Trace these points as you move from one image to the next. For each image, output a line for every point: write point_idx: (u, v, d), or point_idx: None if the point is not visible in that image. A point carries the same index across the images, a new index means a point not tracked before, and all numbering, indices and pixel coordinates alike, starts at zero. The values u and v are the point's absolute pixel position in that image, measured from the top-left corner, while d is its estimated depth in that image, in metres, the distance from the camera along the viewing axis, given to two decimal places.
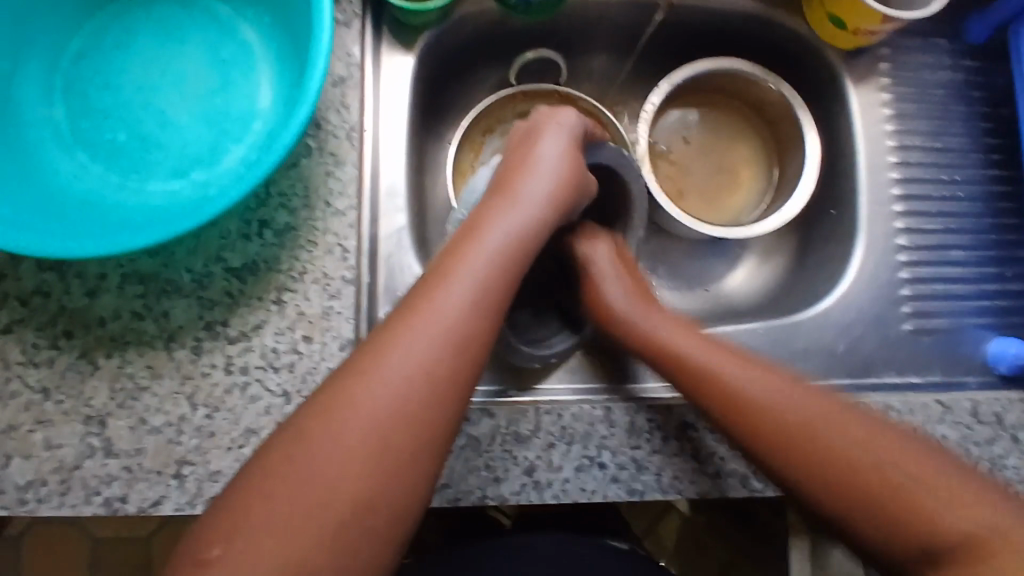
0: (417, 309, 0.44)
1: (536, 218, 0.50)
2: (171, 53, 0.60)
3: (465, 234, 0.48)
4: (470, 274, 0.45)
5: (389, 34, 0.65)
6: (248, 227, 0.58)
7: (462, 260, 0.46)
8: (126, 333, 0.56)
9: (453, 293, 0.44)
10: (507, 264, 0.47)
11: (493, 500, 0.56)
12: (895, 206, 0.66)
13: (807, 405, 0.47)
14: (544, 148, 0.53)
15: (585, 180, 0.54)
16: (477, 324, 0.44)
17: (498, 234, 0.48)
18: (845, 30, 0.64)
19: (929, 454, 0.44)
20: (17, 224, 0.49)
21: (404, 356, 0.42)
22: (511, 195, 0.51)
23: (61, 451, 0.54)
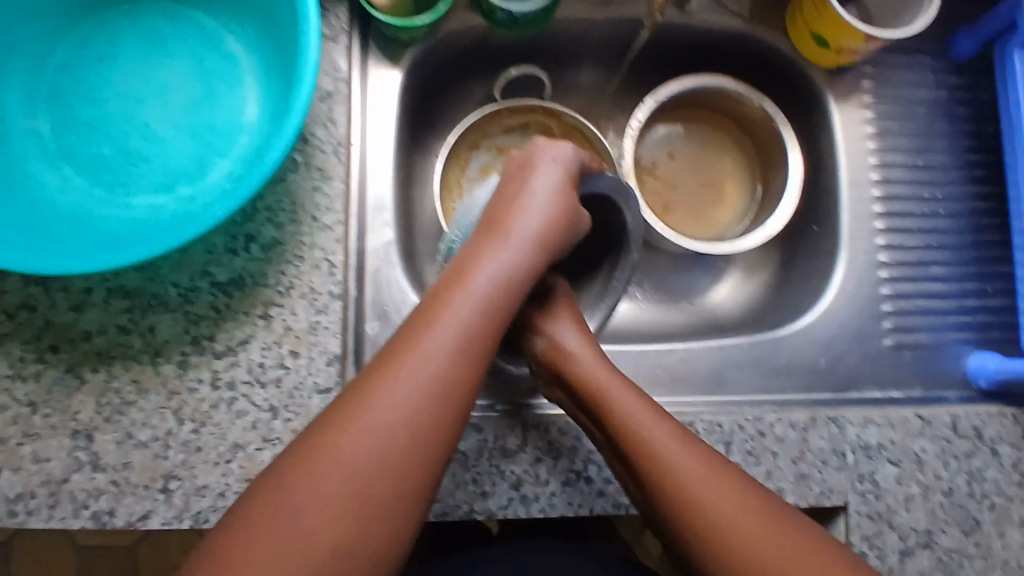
0: (402, 352, 0.45)
1: (525, 258, 0.50)
2: (159, 67, 0.61)
3: (452, 274, 0.49)
4: (454, 319, 0.46)
5: (378, 49, 0.65)
6: (235, 242, 0.58)
7: (448, 303, 0.47)
8: (113, 348, 0.56)
9: (439, 337, 0.45)
10: (494, 303, 0.48)
11: (480, 514, 0.57)
12: (877, 223, 0.67)
13: (739, 515, 0.48)
14: (537, 187, 0.52)
15: (580, 219, 0.53)
16: (461, 369, 0.45)
17: (485, 274, 0.48)
18: (830, 48, 0.65)
19: (792, 530, 0.48)
20: (7, 243, 0.50)
21: (387, 403, 0.43)
22: (500, 234, 0.51)
23: (48, 465, 0.54)
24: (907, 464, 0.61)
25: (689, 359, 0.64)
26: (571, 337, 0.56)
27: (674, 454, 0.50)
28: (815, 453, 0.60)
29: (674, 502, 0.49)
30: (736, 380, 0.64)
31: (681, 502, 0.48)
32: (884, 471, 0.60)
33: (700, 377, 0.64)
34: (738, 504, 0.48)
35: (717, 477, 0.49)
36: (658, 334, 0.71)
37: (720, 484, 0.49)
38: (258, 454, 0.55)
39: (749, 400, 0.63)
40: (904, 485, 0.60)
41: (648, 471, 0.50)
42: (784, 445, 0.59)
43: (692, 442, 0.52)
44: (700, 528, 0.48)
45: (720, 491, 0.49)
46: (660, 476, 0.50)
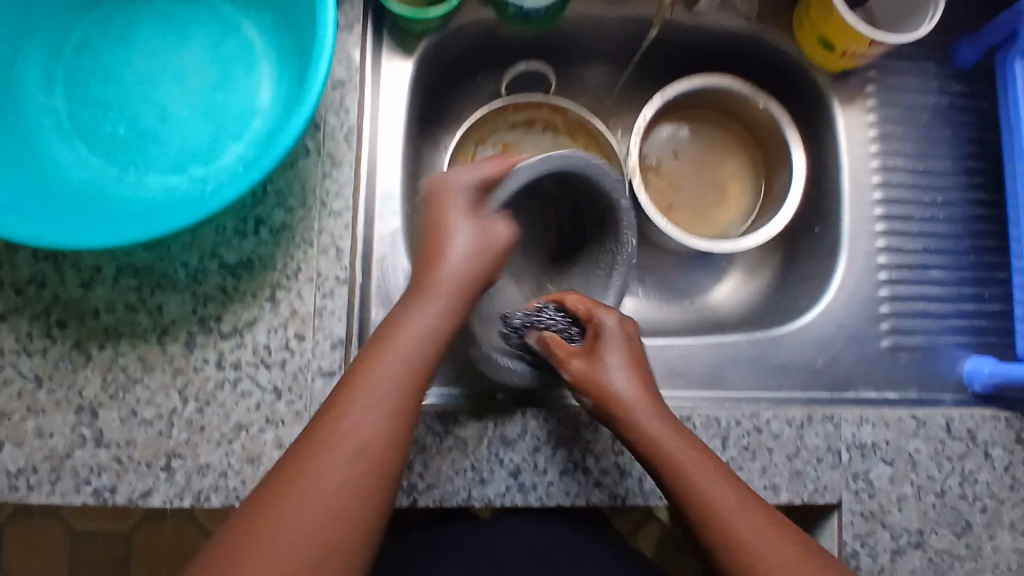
0: (342, 411, 0.45)
1: (450, 309, 0.50)
2: (174, 49, 0.61)
3: (388, 326, 0.49)
4: (394, 364, 0.47)
5: (391, 40, 0.66)
6: (245, 225, 0.58)
7: (383, 363, 0.47)
8: (120, 325, 0.57)
9: (378, 395, 0.46)
10: (426, 361, 0.48)
11: (477, 501, 0.58)
12: (878, 226, 0.68)
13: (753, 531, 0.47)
14: (461, 230, 0.52)
15: (495, 232, 0.52)
16: (402, 409, 0.46)
17: (417, 330, 0.49)
18: (836, 52, 0.66)
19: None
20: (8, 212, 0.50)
21: (342, 445, 0.44)
22: (429, 285, 0.50)
23: (51, 440, 0.55)
24: (901, 464, 0.62)
25: (688, 354, 0.64)
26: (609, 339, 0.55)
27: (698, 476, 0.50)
28: (810, 451, 0.61)
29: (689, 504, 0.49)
30: (735, 376, 0.65)
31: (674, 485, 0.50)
32: (878, 471, 0.61)
33: (701, 372, 0.64)
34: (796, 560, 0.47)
35: (749, 507, 0.49)
36: (659, 331, 0.72)
37: (750, 513, 0.48)
38: (260, 435, 0.56)
39: (746, 397, 0.64)
40: (897, 485, 0.62)
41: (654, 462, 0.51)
42: (780, 441, 0.60)
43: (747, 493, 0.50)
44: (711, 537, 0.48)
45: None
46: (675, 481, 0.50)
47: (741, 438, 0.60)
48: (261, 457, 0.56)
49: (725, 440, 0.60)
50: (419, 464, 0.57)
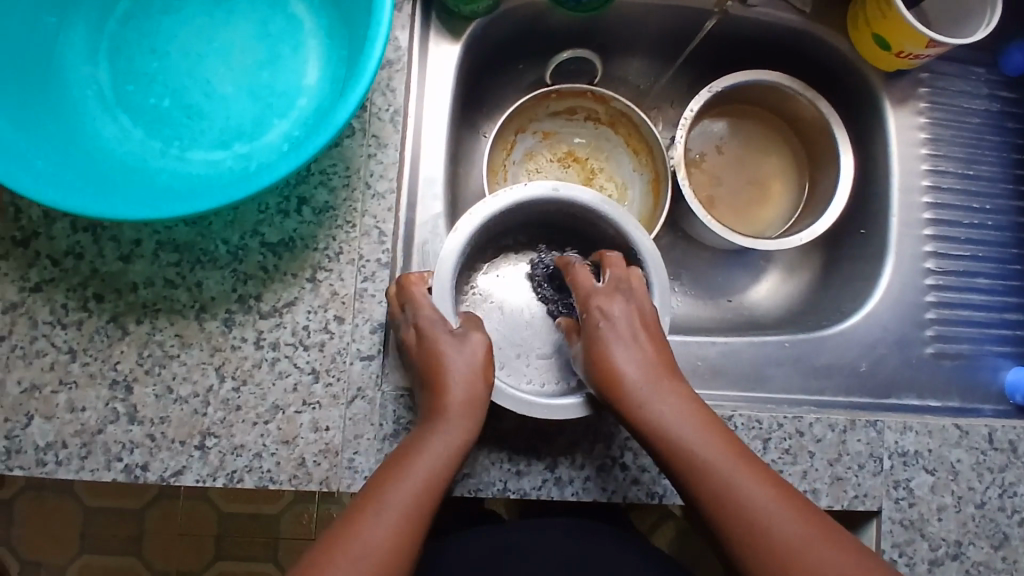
0: (343, 535, 0.46)
1: (468, 429, 0.51)
2: (221, 23, 0.60)
3: (393, 462, 0.50)
4: (406, 488, 0.48)
5: (438, 21, 0.65)
6: (287, 204, 0.57)
7: (387, 490, 0.48)
8: (158, 301, 0.56)
9: (380, 521, 0.46)
10: (428, 493, 0.48)
11: (513, 493, 0.57)
12: (926, 229, 0.67)
13: (772, 507, 0.46)
14: (453, 358, 0.53)
15: (473, 340, 0.54)
16: (412, 526, 0.47)
17: (424, 463, 0.49)
18: (891, 51, 0.64)
19: (879, 571, 0.44)
20: (49, 181, 0.49)
21: (347, 567, 0.44)
22: (438, 413, 0.51)
23: (83, 415, 0.54)
24: (942, 473, 0.61)
25: (731, 352, 0.64)
26: (618, 330, 0.53)
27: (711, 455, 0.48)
28: (852, 456, 0.60)
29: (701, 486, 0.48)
30: (775, 377, 0.64)
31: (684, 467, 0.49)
32: (919, 479, 0.60)
33: (739, 374, 0.63)
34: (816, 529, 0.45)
35: (767, 484, 0.48)
36: (697, 329, 0.71)
37: (767, 490, 0.47)
38: (297, 417, 0.55)
39: (786, 399, 0.63)
40: (938, 495, 0.60)
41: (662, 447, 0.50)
42: (821, 445, 0.59)
43: (767, 472, 0.49)
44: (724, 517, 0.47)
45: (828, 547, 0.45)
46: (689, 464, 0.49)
47: (782, 440, 0.59)
48: (296, 439, 0.55)
49: (766, 442, 0.59)
50: None
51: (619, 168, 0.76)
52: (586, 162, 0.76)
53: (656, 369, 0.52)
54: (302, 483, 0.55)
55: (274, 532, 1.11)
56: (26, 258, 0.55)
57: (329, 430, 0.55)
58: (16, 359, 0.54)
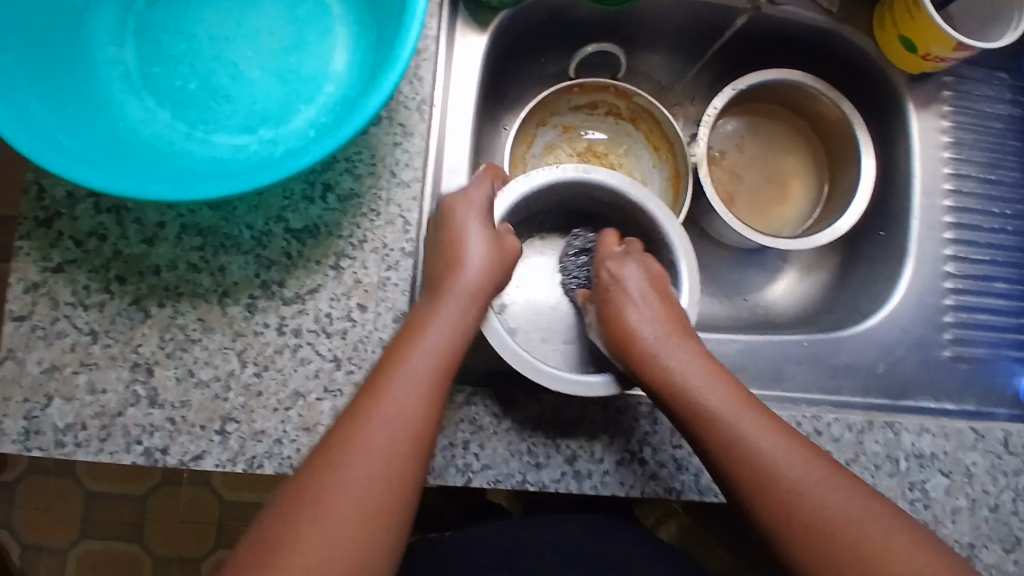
0: (357, 417, 0.48)
1: (470, 313, 0.52)
2: (250, 7, 0.60)
3: (408, 331, 0.51)
4: (420, 360, 0.49)
5: (465, 11, 0.64)
6: (312, 190, 0.57)
7: (400, 364, 0.49)
8: (181, 284, 0.55)
9: (392, 403, 0.48)
10: (441, 364, 0.50)
11: (532, 485, 0.57)
12: (946, 232, 0.67)
13: (794, 468, 0.48)
14: (473, 243, 0.53)
15: (507, 244, 0.55)
16: (425, 407, 0.49)
17: (438, 329, 0.51)
18: (917, 54, 0.64)
19: (890, 519, 0.47)
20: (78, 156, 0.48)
21: (366, 455, 0.46)
22: (448, 291, 0.52)
23: (104, 397, 0.54)
24: (957, 476, 0.61)
25: (749, 351, 0.64)
26: (633, 288, 0.55)
27: (734, 419, 0.50)
28: (869, 457, 0.60)
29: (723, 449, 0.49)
30: (793, 377, 0.64)
31: (706, 429, 0.50)
32: (935, 481, 0.60)
33: (763, 370, 0.64)
34: (832, 488, 0.48)
35: (787, 443, 0.49)
36: (715, 327, 0.71)
37: (787, 449, 0.49)
38: (318, 404, 0.55)
39: (804, 399, 0.63)
40: (952, 497, 0.61)
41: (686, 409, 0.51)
42: (838, 445, 0.60)
43: (786, 430, 0.51)
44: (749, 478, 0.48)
45: (846, 502, 0.47)
46: (713, 430, 0.50)
47: None
48: (316, 427, 0.55)
49: None
50: (475, 444, 0.56)
51: (639, 165, 0.75)
52: (605, 157, 0.76)
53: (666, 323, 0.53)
54: None
55: None
56: (48, 239, 0.55)
57: None
58: (36, 340, 0.54)
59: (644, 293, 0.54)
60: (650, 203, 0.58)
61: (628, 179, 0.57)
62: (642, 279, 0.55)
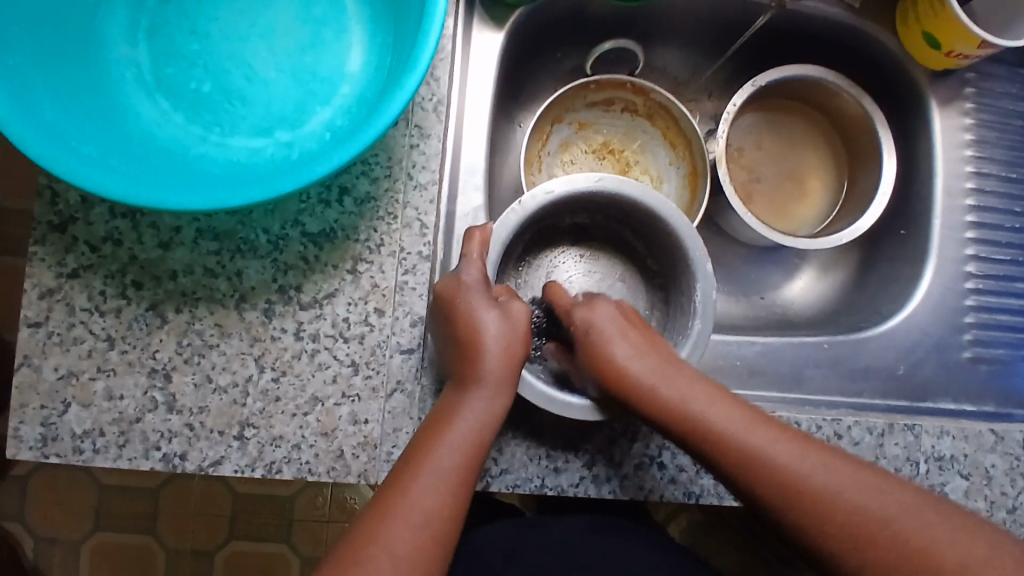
0: (390, 502, 0.48)
1: (499, 398, 0.51)
2: (263, 5, 0.59)
3: (433, 425, 0.51)
4: (450, 448, 0.49)
5: (481, 8, 0.63)
6: (328, 193, 0.56)
7: (427, 457, 0.49)
8: (198, 289, 0.55)
9: (424, 493, 0.48)
10: (471, 455, 0.50)
11: (551, 490, 0.57)
12: (968, 232, 0.66)
13: (772, 447, 0.49)
14: (490, 323, 0.52)
15: (513, 310, 0.54)
16: (457, 490, 0.49)
17: (465, 424, 0.50)
18: (941, 51, 0.63)
19: (874, 483, 0.48)
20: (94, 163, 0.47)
21: (402, 532, 0.47)
22: (473, 381, 0.51)
23: (122, 403, 0.54)
24: (976, 478, 0.61)
25: (769, 352, 0.64)
26: (605, 326, 0.55)
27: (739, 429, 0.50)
28: (889, 460, 0.59)
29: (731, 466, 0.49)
30: (813, 379, 0.64)
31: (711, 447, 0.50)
32: (954, 484, 0.60)
33: (779, 374, 0.64)
34: (848, 479, 0.48)
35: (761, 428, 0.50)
36: (733, 327, 0.71)
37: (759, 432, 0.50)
38: (336, 409, 0.55)
39: (823, 401, 0.63)
40: (972, 499, 0.60)
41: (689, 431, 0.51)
42: (859, 448, 0.59)
43: (789, 431, 0.51)
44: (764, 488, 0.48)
45: (867, 490, 0.47)
46: (721, 450, 0.50)
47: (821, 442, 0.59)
48: (335, 432, 0.55)
49: None
50: (494, 448, 0.56)
51: (655, 162, 0.74)
52: (621, 153, 0.75)
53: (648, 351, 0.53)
54: (341, 475, 0.55)
55: (288, 513, 1.11)
56: (63, 244, 0.54)
57: (368, 423, 0.55)
58: (53, 346, 0.54)
59: (617, 330, 0.55)
60: (629, 188, 0.56)
61: (596, 176, 0.56)
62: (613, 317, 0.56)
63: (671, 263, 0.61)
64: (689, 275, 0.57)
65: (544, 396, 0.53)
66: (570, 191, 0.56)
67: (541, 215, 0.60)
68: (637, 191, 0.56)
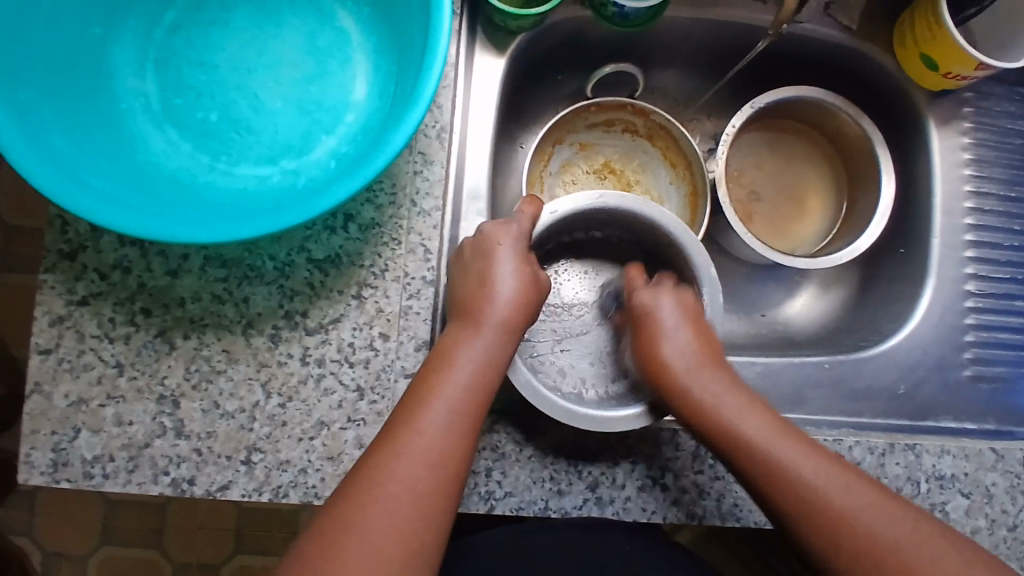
0: (398, 434, 0.48)
1: (503, 342, 0.52)
2: (270, 36, 0.60)
3: (436, 359, 0.52)
4: (458, 381, 0.50)
5: (483, 34, 0.64)
6: (334, 221, 0.57)
7: (435, 388, 0.50)
8: (205, 316, 0.56)
9: (430, 426, 0.48)
10: (477, 387, 0.50)
11: (554, 512, 0.57)
12: (967, 251, 0.67)
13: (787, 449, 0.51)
14: (504, 273, 0.54)
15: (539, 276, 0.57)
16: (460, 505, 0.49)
17: (469, 359, 0.51)
18: (939, 72, 0.64)
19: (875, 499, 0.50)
20: (104, 195, 0.48)
21: (409, 467, 0.47)
22: (480, 319, 0.53)
23: (131, 428, 0.55)
24: (978, 497, 0.61)
25: (771, 373, 0.64)
26: (668, 320, 0.56)
27: (787, 454, 0.51)
28: (891, 479, 0.60)
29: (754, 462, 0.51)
30: (815, 399, 0.64)
31: (756, 463, 0.51)
32: (955, 502, 0.60)
33: (780, 393, 0.64)
34: (885, 513, 0.48)
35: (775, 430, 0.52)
36: (735, 347, 0.71)
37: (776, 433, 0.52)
38: (341, 433, 0.55)
39: (825, 421, 0.63)
40: (973, 518, 0.60)
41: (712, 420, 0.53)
42: (861, 468, 0.60)
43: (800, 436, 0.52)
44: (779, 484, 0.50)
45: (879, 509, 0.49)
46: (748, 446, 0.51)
47: None
48: (341, 456, 0.55)
49: None
50: (498, 471, 0.57)
51: (655, 182, 0.75)
52: (622, 173, 0.76)
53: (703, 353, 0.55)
54: None
55: (293, 527, 1.12)
56: (73, 272, 0.55)
57: None
58: (64, 373, 0.55)
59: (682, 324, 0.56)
60: (630, 203, 0.58)
61: (596, 195, 0.57)
62: (678, 310, 0.56)
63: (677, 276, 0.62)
64: (694, 282, 0.59)
65: (547, 402, 0.54)
66: (571, 211, 0.58)
67: (545, 235, 0.62)
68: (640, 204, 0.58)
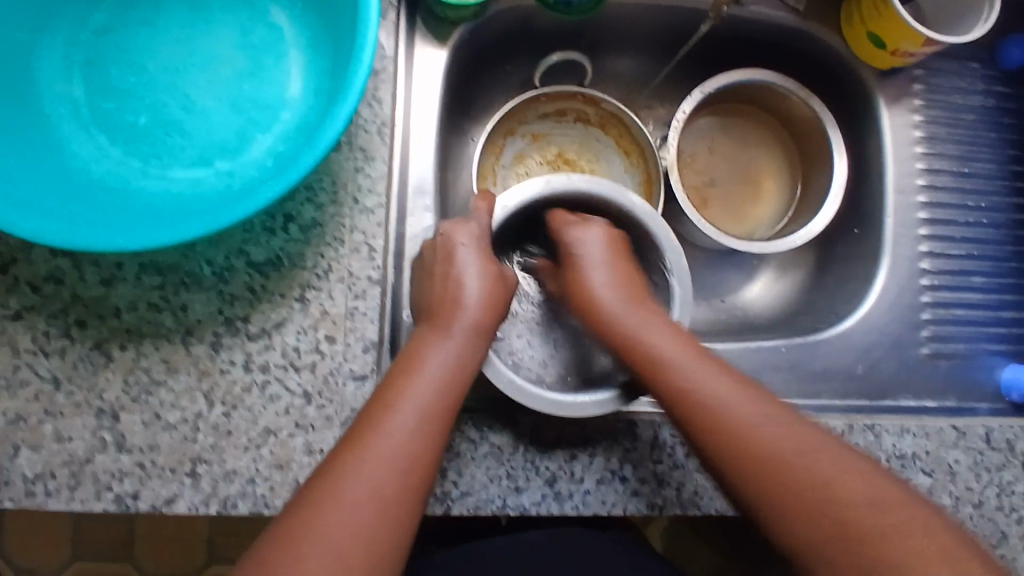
0: (363, 435, 0.46)
1: (473, 346, 0.51)
2: (200, 34, 0.58)
3: (403, 362, 0.50)
4: (425, 384, 0.48)
5: (424, 26, 0.63)
6: (273, 222, 0.56)
7: (403, 390, 0.48)
8: (144, 325, 0.54)
9: (396, 427, 0.46)
10: (446, 392, 0.49)
11: (513, 509, 0.56)
12: (922, 229, 0.67)
13: (761, 421, 0.47)
14: (470, 277, 0.53)
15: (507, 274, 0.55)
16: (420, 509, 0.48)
17: (437, 362, 0.49)
18: (886, 49, 0.63)
19: (851, 463, 0.46)
20: (22, 202, 0.46)
21: (364, 473, 0.45)
22: (447, 324, 0.51)
23: (70, 445, 0.53)
24: (940, 474, 0.60)
25: (729, 359, 0.64)
26: (592, 256, 0.55)
27: (716, 398, 0.48)
28: None
29: (728, 445, 0.47)
30: (774, 382, 0.64)
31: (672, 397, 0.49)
32: (918, 481, 0.60)
33: None
34: (879, 487, 0.45)
35: (739, 394, 0.48)
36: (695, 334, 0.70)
37: (741, 398, 0.48)
38: (290, 440, 0.54)
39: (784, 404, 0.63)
40: (936, 496, 0.60)
41: (677, 392, 0.49)
42: None
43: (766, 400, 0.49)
44: (749, 472, 0.46)
45: (857, 479, 0.45)
46: (729, 428, 0.47)
47: None
48: (290, 463, 0.54)
49: None
50: (453, 471, 0.56)
51: (610, 170, 0.74)
52: (577, 163, 0.74)
53: (635, 299, 0.53)
54: None
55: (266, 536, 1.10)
56: (4, 285, 0.53)
57: (323, 453, 0.54)
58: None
59: (604, 259, 0.55)
60: (580, 184, 0.56)
61: (544, 180, 0.56)
62: (602, 247, 0.56)
63: (642, 260, 0.62)
64: (656, 252, 0.57)
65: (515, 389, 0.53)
66: (521, 204, 0.57)
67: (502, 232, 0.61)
68: (587, 184, 0.57)
